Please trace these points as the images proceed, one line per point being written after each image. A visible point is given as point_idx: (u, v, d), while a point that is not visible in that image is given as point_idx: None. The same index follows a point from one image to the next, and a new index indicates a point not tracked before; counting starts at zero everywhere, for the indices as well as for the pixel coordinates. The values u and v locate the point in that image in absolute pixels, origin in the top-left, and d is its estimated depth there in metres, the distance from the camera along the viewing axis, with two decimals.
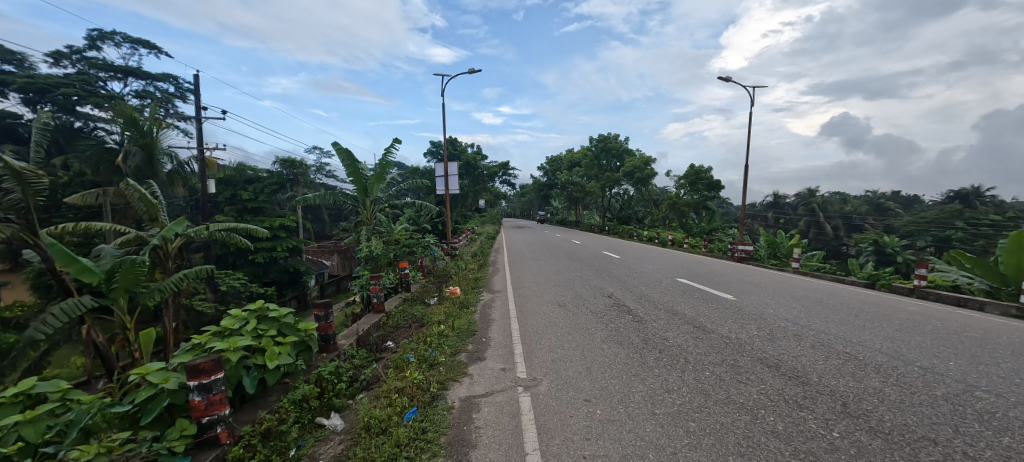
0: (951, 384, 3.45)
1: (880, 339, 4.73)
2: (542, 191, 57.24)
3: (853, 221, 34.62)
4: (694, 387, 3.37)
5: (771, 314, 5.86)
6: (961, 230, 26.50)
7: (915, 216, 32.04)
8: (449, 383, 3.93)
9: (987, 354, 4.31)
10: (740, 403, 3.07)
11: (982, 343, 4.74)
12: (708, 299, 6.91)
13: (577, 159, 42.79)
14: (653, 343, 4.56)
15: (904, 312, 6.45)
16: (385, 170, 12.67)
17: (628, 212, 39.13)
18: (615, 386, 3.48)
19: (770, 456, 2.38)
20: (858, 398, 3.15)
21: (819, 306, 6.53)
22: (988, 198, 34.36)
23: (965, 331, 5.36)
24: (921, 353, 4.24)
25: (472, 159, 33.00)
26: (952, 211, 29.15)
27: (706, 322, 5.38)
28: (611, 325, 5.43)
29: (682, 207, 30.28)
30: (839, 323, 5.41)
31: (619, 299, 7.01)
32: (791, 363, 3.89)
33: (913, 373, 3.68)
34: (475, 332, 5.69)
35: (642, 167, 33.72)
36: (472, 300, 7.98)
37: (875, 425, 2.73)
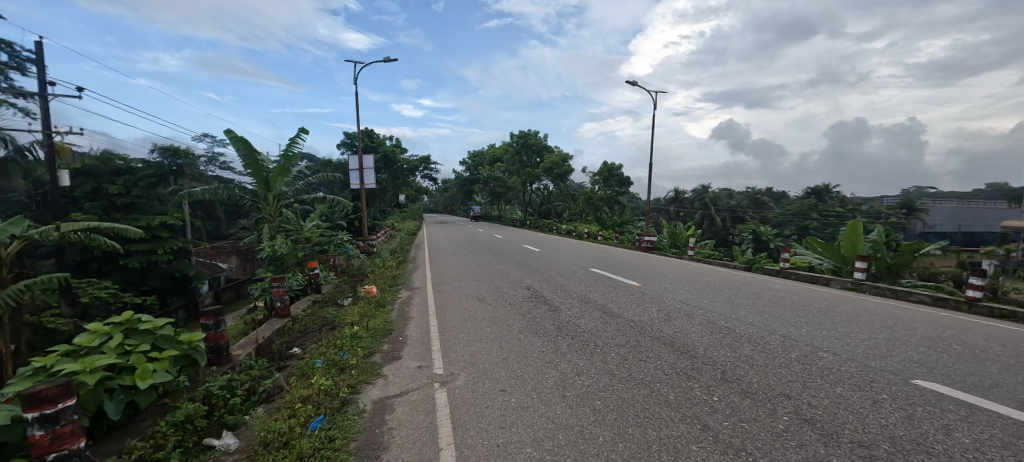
0: (803, 348, 4.13)
1: (754, 313, 5.50)
2: (465, 186, 57.12)
3: (737, 214, 39.94)
4: (601, 367, 3.62)
5: (669, 297, 6.50)
6: (816, 220, 31.99)
7: (783, 209, 37.94)
8: (361, 386, 3.74)
9: (829, 321, 5.24)
10: (638, 378, 3.36)
11: (826, 313, 5.76)
12: (616, 286, 7.46)
13: (499, 155, 43.46)
14: (567, 330, 4.79)
15: (772, 290, 7.60)
16: (291, 162, 11.62)
17: (548, 206, 40.64)
18: (529, 373, 3.60)
19: (662, 423, 2.64)
20: (734, 364, 3.63)
21: (708, 287, 7.41)
22: (834, 194, 41.86)
23: (815, 303, 6.47)
24: (781, 323, 5.04)
25: (391, 152, 31.71)
26: (809, 205, 35.00)
27: (614, 307, 5.80)
28: (528, 315, 5.59)
29: (597, 202, 32.36)
30: (722, 302, 6.19)
31: (537, 291, 7.23)
32: (683, 339, 4.35)
33: (776, 340, 4.35)
34: (391, 332, 5.48)
35: (560, 163, 35.36)
36: (390, 298, 7.67)
37: (745, 387, 3.16)
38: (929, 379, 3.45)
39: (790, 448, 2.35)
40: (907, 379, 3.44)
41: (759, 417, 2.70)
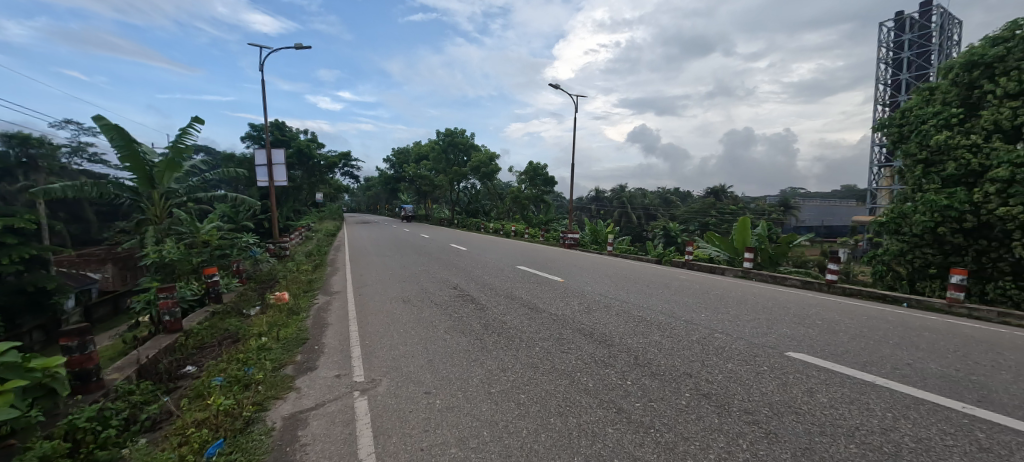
0: (702, 330, 4.62)
1: (662, 302, 6.04)
2: (390, 185, 55.03)
3: (650, 212, 43.52)
4: (525, 362, 3.70)
5: (589, 291, 6.87)
6: (714, 217, 36.08)
7: (687, 207, 42.19)
8: (269, 402, 3.41)
9: (723, 306, 5.93)
10: (560, 369, 3.51)
11: (721, 298, 6.51)
12: (541, 282, 7.70)
13: (425, 153, 42.59)
14: (493, 328, 4.84)
15: (678, 280, 8.40)
16: (182, 155, 10.24)
17: (476, 205, 40.68)
18: (455, 373, 3.57)
19: (581, 411, 2.78)
20: (645, 350, 3.95)
21: (625, 280, 7.97)
22: (729, 194, 47.51)
23: (712, 290, 7.29)
24: (685, 309, 5.60)
25: (306, 146, 29.43)
26: (708, 203, 39.36)
27: (539, 303, 5.98)
28: (455, 315, 5.54)
29: (524, 201, 33.21)
30: (636, 293, 6.70)
31: (464, 290, 7.20)
32: (602, 330, 4.62)
33: (680, 325, 4.81)
34: (306, 341, 5.08)
35: (487, 162, 35.71)
36: (305, 305, 7.08)
37: (654, 370, 3.45)
38: (798, 350, 4.07)
39: (692, 421, 2.61)
40: (783, 352, 4.02)
41: (666, 396, 2.96)
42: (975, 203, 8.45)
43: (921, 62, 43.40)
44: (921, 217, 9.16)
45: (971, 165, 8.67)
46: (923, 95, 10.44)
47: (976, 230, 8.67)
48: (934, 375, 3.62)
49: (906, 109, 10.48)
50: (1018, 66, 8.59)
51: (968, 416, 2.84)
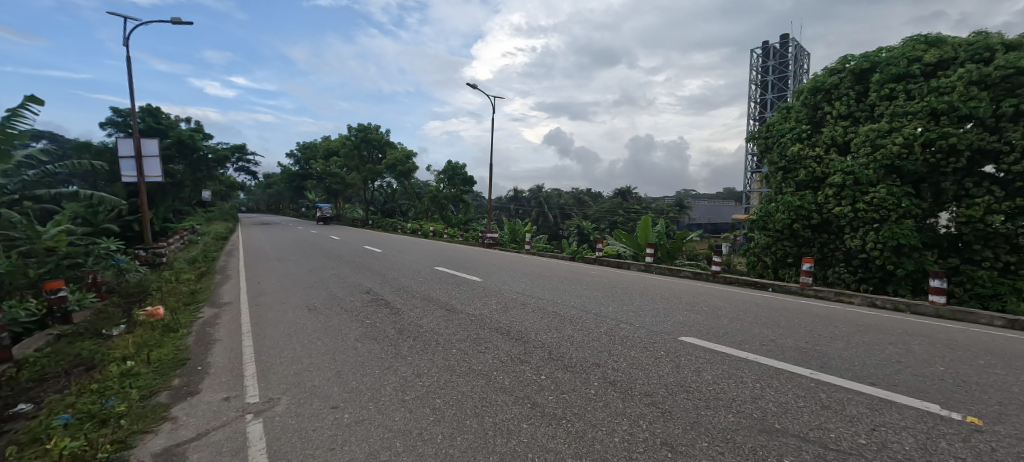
0: (609, 322, 4.97)
1: (575, 297, 6.36)
2: (294, 182, 50.47)
3: (565, 211, 45.76)
4: (441, 365, 3.62)
5: (507, 289, 6.99)
6: (621, 216, 39.19)
7: (598, 207, 45.18)
8: (136, 437, 2.88)
9: (628, 298, 6.44)
10: (476, 369, 3.50)
11: (626, 291, 7.06)
12: (459, 283, 7.64)
13: (335, 148, 39.84)
14: (408, 332, 4.68)
15: (589, 276, 8.91)
16: (12, 143, 8.26)
17: (392, 204, 39.12)
18: (366, 383, 3.37)
19: (498, 409, 2.80)
20: (558, 344, 4.12)
21: (541, 278, 8.23)
22: (633, 195, 51.88)
23: (620, 284, 7.87)
24: (594, 303, 5.97)
25: (188, 137, 25.67)
26: (616, 203, 42.61)
27: (456, 304, 5.92)
28: (367, 321, 5.24)
29: (442, 200, 32.82)
30: (551, 290, 6.97)
31: (378, 294, 6.84)
32: (517, 327, 4.72)
33: (590, 318, 5.11)
34: (187, 361, 4.40)
35: (404, 160, 34.60)
36: (185, 320, 6.11)
37: (567, 363, 3.61)
38: (690, 335, 4.57)
39: (600, 408, 2.77)
40: (677, 337, 4.47)
41: (577, 387, 3.11)
42: (819, 204, 10.28)
43: (780, 85, 51.71)
44: (782, 216, 10.90)
45: (816, 172, 10.50)
46: (782, 113, 12.42)
47: (819, 226, 10.55)
48: (791, 348, 4.32)
49: (768, 125, 12.40)
50: (846, 94, 10.65)
51: (814, 380, 3.44)
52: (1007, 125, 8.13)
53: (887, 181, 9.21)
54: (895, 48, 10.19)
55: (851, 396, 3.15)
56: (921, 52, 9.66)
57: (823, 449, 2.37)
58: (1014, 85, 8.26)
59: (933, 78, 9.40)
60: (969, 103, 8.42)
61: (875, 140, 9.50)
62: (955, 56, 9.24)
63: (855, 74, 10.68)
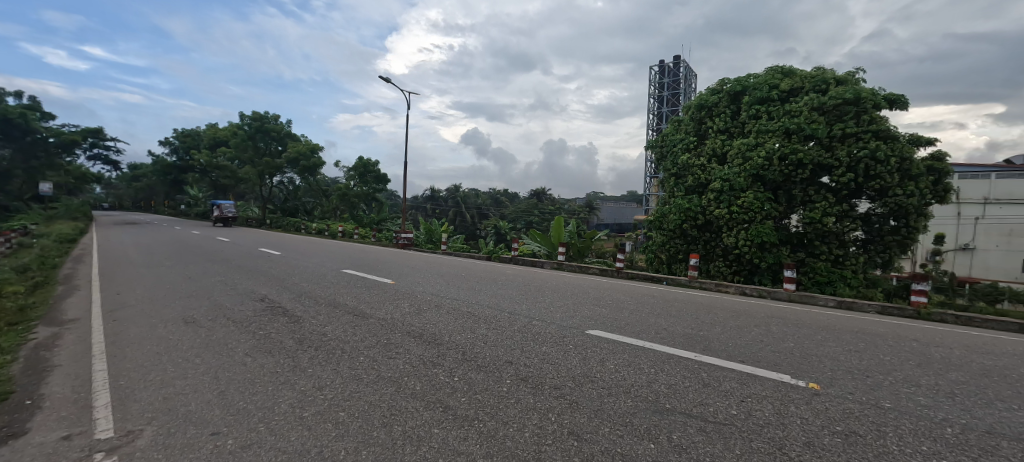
0: (523, 319, 5.10)
1: (490, 296, 6.41)
2: (171, 175, 43.67)
3: (482, 211, 46.00)
4: (347, 375, 3.38)
5: (421, 291, 6.80)
6: (537, 216, 40.68)
7: (514, 207, 46.32)
8: None
9: (541, 296, 6.67)
10: (386, 376, 3.34)
11: (539, 289, 7.31)
12: (369, 286, 7.23)
13: (224, 138, 35.30)
14: (309, 342, 4.29)
15: (504, 275, 9.05)
16: None
17: (294, 202, 35.80)
18: (257, 402, 3.00)
19: (408, 416, 2.69)
20: (472, 344, 4.11)
21: (456, 278, 8.15)
22: (547, 196, 54.14)
23: (534, 282, 8.12)
24: (509, 302, 6.07)
25: (19, 116, 20.75)
26: (531, 204, 44.13)
27: (366, 308, 5.59)
28: (260, 332, 4.70)
29: (352, 199, 30.94)
30: (467, 290, 6.93)
31: (274, 301, 6.18)
32: (431, 330, 4.61)
33: (504, 317, 5.19)
34: (10, 395, 3.50)
35: (307, 154, 31.92)
36: (8, 344, 4.87)
37: (480, 362, 3.61)
38: (596, 327, 4.89)
39: (511, 405, 2.82)
40: (584, 330, 4.75)
41: (490, 386, 3.13)
42: (703, 207, 11.71)
43: (674, 101, 57.98)
44: (674, 217, 12.20)
45: (701, 178, 11.93)
46: (674, 125, 13.90)
47: (703, 226, 12.01)
48: (679, 334, 4.84)
49: (663, 134, 13.78)
50: (723, 111, 12.29)
51: (698, 362, 3.89)
52: (837, 145, 10.08)
53: (754, 188, 10.83)
54: (760, 76, 12.02)
55: (726, 373, 3.62)
56: (779, 80, 11.53)
57: (704, 423, 2.68)
58: (841, 113, 10.29)
59: (787, 102, 11.28)
60: (812, 125, 10.27)
61: (744, 152, 11.10)
62: (802, 86, 11.20)
63: (730, 95, 12.37)
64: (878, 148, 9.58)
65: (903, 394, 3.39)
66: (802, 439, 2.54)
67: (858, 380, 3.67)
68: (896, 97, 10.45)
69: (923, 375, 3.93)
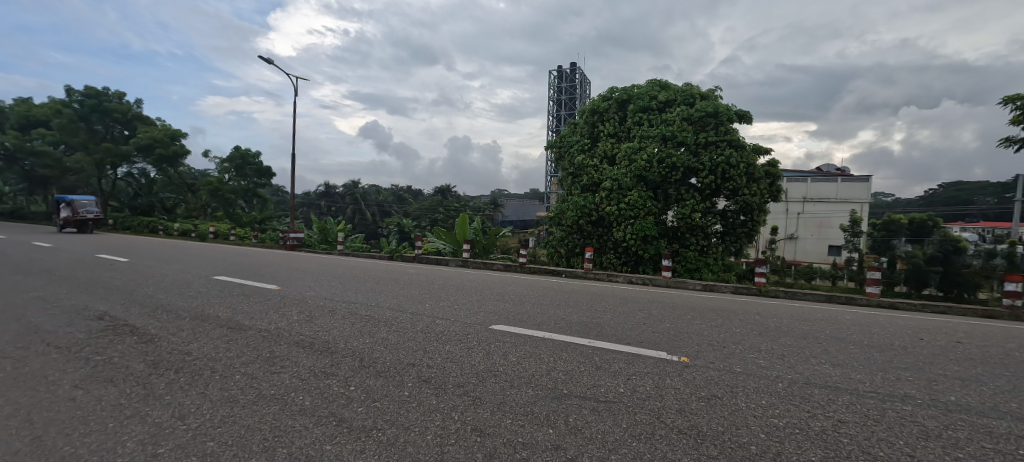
0: (426, 319, 4.98)
1: (391, 298, 6.14)
2: None
3: (384, 208, 43.89)
4: (219, 398, 2.94)
5: (312, 296, 6.22)
6: (442, 213, 40.22)
7: (418, 204, 45.13)
8: None
9: (446, 294, 6.60)
10: (269, 394, 2.97)
11: (444, 287, 7.23)
12: (249, 293, 6.40)
13: (42, 117, 28.24)
14: (166, 364, 3.62)
15: (407, 275, 8.74)
16: None
17: (149, 198, 30.13)
18: (91, 444, 2.44)
19: (296, 435, 2.43)
20: (370, 349, 3.88)
21: (352, 281, 7.62)
22: (452, 193, 53.83)
23: (438, 281, 7.99)
24: (412, 302, 5.89)
25: None
26: (436, 201, 43.46)
27: (243, 320, 4.93)
28: (96, 358, 3.83)
29: (227, 194, 27.16)
30: (365, 292, 6.55)
31: (119, 318, 5.11)
32: (323, 338, 4.24)
33: (406, 318, 5.00)
34: None
35: (166, 141, 27.15)
36: None
37: (379, 368, 3.43)
38: (500, 322, 4.99)
39: (413, 409, 2.73)
40: (488, 326, 4.81)
41: (389, 391, 2.99)
42: (596, 204, 12.70)
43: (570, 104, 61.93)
44: (571, 213, 13.02)
45: (594, 178, 12.91)
46: (571, 128, 14.81)
47: (597, 222, 13.02)
48: (576, 323, 5.19)
49: (561, 136, 14.59)
50: (613, 117, 13.46)
51: (592, 347, 4.21)
52: (702, 151, 11.73)
53: (638, 187, 12.07)
54: (642, 87, 13.42)
55: (616, 355, 3.98)
56: (657, 92, 13.00)
57: (596, 403, 2.91)
58: (704, 124, 12.00)
59: (663, 112, 12.78)
60: (682, 133, 11.81)
61: (630, 155, 12.30)
62: (675, 99, 12.78)
63: (618, 103, 13.59)
64: (731, 155, 11.40)
65: (748, 359, 4.09)
66: (675, 407, 2.91)
67: (717, 351, 4.33)
68: (744, 113, 12.54)
69: (761, 342, 4.79)
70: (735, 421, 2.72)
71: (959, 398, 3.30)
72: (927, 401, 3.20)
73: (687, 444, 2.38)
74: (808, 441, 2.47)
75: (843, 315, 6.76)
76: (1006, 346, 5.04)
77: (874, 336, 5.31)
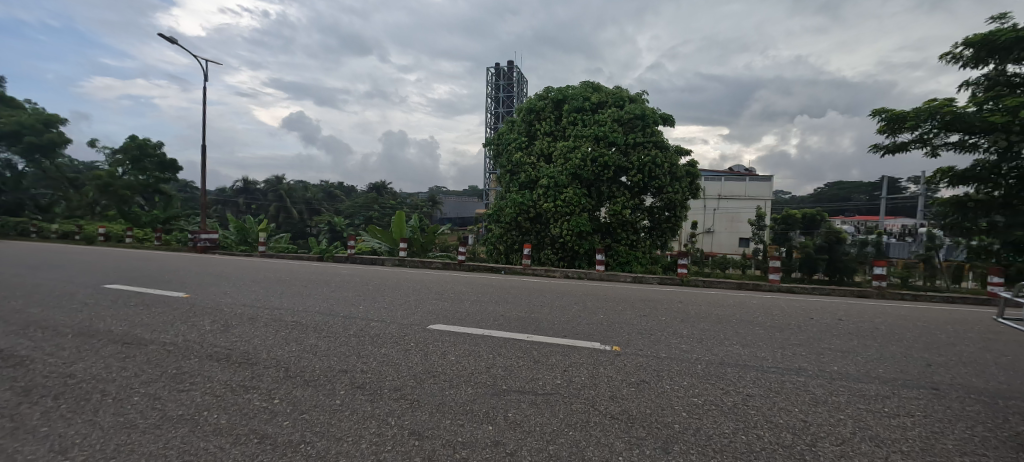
0: (360, 322, 4.76)
1: (321, 301, 5.78)
2: None
3: (313, 206, 41.21)
4: (112, 424, 2.56)
5: (228, 303, 5.66)
6: (377, 211, 38.73)
7: (351, 202, 42.95)
8: None
9: (381, 295, 6.35)
10: (176, 415, 2.65)
11: (379, 288, 6.96)
12: (151, 303, 5.67)
13: None
14: (41, 390, 3.08)
15: (338, 276, 8.28)
16: None
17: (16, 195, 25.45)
18: None
19: (209, 458, 2.19)
20: (297, 358, 3.63)
21: (275, 285, 7.05)
22: (388, 190, 51.99)
23: (373, 282, 7.67)
24: (344, 304, 5.59)
25: None
26: (371, 198, 41.71)
27: (144, 333, 4.35)
28: None
29: (121, 191, 23.82)
30: (291, 296, 6.10)
31: None
32: (242, 348, 3.88)
33: (337, 322, 4.74)
34: None
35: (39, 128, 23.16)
36: None
37: (306, 378, 3.21)
38: (439, 322, 4.91)
39: (346, 417, 2.60)
40: (427, 326, 4.71)
41: (320, 401, 2.82)
42: (533, 201, 12.96)
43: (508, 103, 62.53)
44: (509, 211, 13.16)
45: (531, 176, 13.17)
46: (508, 125, 14.93)
47: (534, 218, 13.29)
48: (514, 318, 5.25)
49: (498, 133, 14.67)
50: (549, 116, 13.79)
51: (530, 342, 4.29)
52: (631, 151, 12.44)
53: (573, 185, 12.52)
54: (576, 88, 13.88)
55: (552, 348, 4.10)
56: (590, 93, 13.54)
57: (534, 396, 2.97)
58: (633, 125, 12.75)
59: (596, 113, 13.34)
60: (613, 134, 12.45)
61: (566, 154, 12.70)
62: (607, 100, 13.40)
63: (554, 102, 13.95)
64: (657, 155, 12.24)
65: (671, 344, 4.44)
66: (608, 394, 3.06)
67: (645, 339, 4.64)
68: (667, 116, 13.51)
69: (683, 328, 5.21)
70: (661, 403, 2.93)
71: (840, 367, 3.85)
72: (816, 372, 3.69)
73: (619, 428, 2.52)
74: (723, 415, 2.74)
75: (750, 300, 7.57)
76: (875, 321, 5.97)
77: (775, 318, 6.02)
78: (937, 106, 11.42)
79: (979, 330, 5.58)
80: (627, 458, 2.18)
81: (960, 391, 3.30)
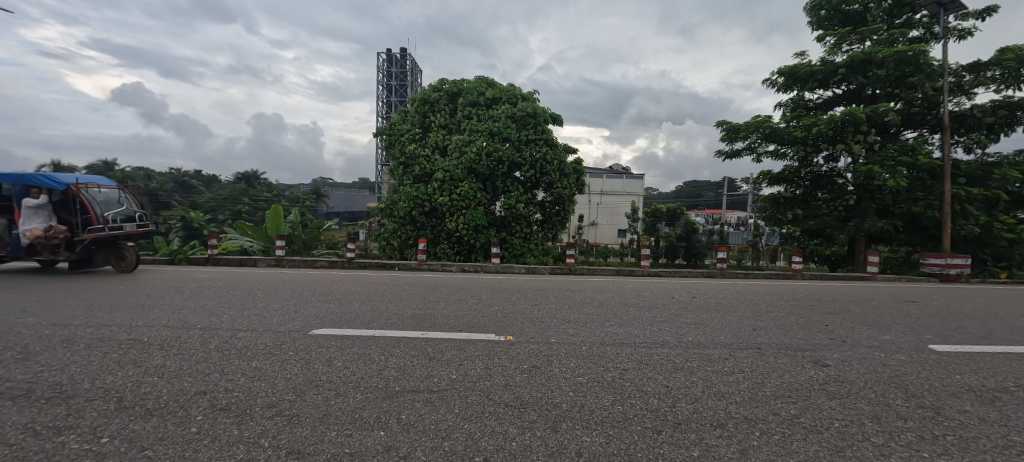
0: (222, 335, 4.10)
1: (169, 313, 4.85)
2: None
3: (159, 198, 34.34)
4: None
5: (26, 324, 4.39)
6: (247, 205, 34.03)
7: (213, 193, 36.91)
8: None
9: (249, 301, 5.56)
10: None
11: (248, 292, 6.10)
12: None
13: None
14: None
15: (194, 281, 7.03)
16: None
17: None
18: None
19: None
20: (137, 384, 2.99)
21: (103, 295, 5.70)
22: (262, 180, 45.99)
23: (241, 286, 6.70)
24: (199, 315, 4.77)
25: None
26: (240, 190, 36.47)
27: None
28: None
29: None
30: (127, 310, 5.00)
31: None
32: (51, 379, 3.05)
33: (194, 337, 4.03)
34: None
35: None
36: None
37: (149, 406, 2.67)
38: (322, 326, 4.48)
39: (205, 446, 2.23)
40: (309, 332, 4.28)
41: (167, 432, 2.36)
42: (429, 195, 12.70)
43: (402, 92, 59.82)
44: (403, 204, 12.69)
45: (427, 170, 12.88)
46: (401, 115, 14.33)
47: (430, 213, 13.03)
48: (408, 316, 5.09)
49: (391, 123, 14.01)
50: (444, 109, 13.56)
51: (425, 339, 4.19)
52: (524, 147, 12.92)
53: (469, 179, 12.57)
54: (471, 82, 13.89)
55: (449, 344, 4.07)
56: (485, 89, 13.67)
57: (428, 394, 2.92)
58: (525, 123, 13.21)
59: (490, 109, 13.53)
60: (506, 130, 12.79)
61: (462, 147, 12.69)
62: (501, 97, 13.66)
63: (448, 95, 13.75)
64: (547, 153, 12.96)
65: (560, 330, 4.77)
66: (502, 383, 3.16)
67: (536, 327, 4.89)
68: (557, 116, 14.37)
69: (571, 314, 5.63)
70: (550, 385, 3.12)
71: (693, 337, 4.57)
72: (675, 343, 4.31)
73: (512, 415, 2.62)
74: (603, 390, 3.03)
75: (625, 285, 8.54)
76: (716, 297, 7.20)
77: (643, 299, 6.86)
78: (759, 122, 14.09)
79: (785, 299, 7.14)
80: (519, 443, 2.27)
81: (774, 348, 4.19)
